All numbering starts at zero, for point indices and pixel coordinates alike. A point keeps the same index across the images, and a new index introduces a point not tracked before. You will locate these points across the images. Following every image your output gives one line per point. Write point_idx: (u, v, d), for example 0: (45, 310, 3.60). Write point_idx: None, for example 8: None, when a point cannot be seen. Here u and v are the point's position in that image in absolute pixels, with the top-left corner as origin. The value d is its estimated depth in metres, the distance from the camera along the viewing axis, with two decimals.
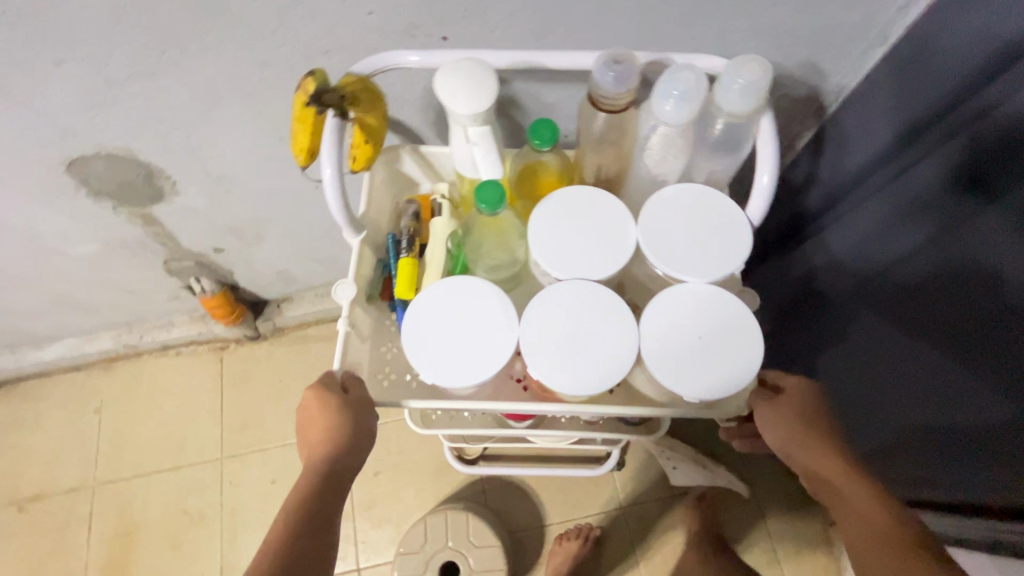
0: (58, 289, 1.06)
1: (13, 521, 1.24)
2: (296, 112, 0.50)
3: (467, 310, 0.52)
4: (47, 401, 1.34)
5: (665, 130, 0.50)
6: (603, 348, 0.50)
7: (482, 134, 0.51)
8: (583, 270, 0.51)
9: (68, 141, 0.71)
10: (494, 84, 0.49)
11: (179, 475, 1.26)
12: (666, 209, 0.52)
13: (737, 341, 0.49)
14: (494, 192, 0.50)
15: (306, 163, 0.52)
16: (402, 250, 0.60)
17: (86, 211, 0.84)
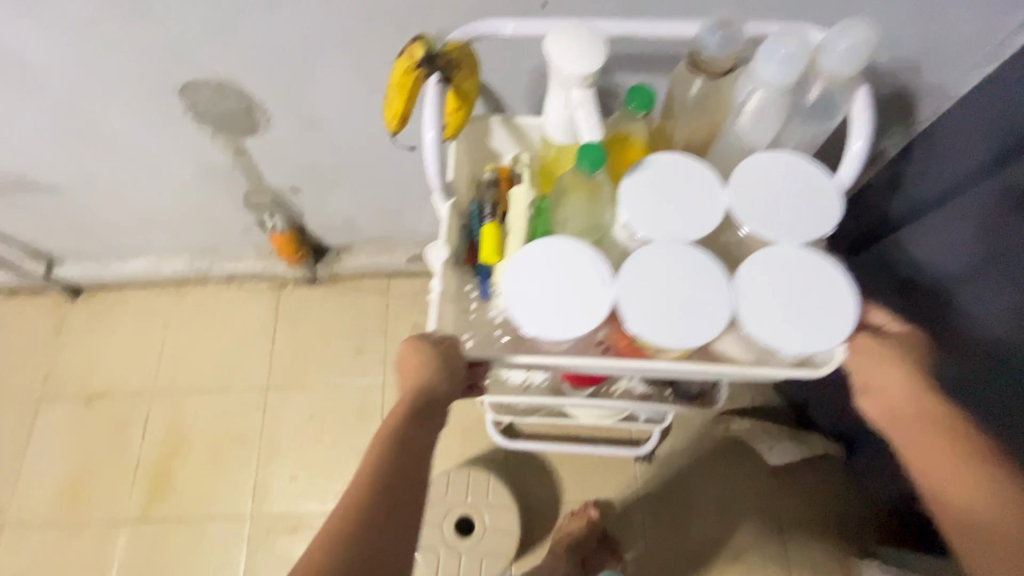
0: (150, 207, 1.15)
1: (80, 412, 1.36)
2: (395, 77, 0.54)
3: (566, 267, 0.53)
4: (121, 311, 1.45)
5: (763, 94, 0.52)
6: (699, 305, 0.51)
7: (585, 96, 0.53)
8: (678, 229, 0.53)
9: (185, 65, 0.77)
10: (604, 51, 0.51)
11: (228, 396, 1.35)
12: (759, 174, 0.53)
13: (824, 307, 0.51)
14: (596, 153, 0.52)
15: (397, 128, 0.56)
16: (487, 217, 0.63)
17: (188, 134, 0.91)
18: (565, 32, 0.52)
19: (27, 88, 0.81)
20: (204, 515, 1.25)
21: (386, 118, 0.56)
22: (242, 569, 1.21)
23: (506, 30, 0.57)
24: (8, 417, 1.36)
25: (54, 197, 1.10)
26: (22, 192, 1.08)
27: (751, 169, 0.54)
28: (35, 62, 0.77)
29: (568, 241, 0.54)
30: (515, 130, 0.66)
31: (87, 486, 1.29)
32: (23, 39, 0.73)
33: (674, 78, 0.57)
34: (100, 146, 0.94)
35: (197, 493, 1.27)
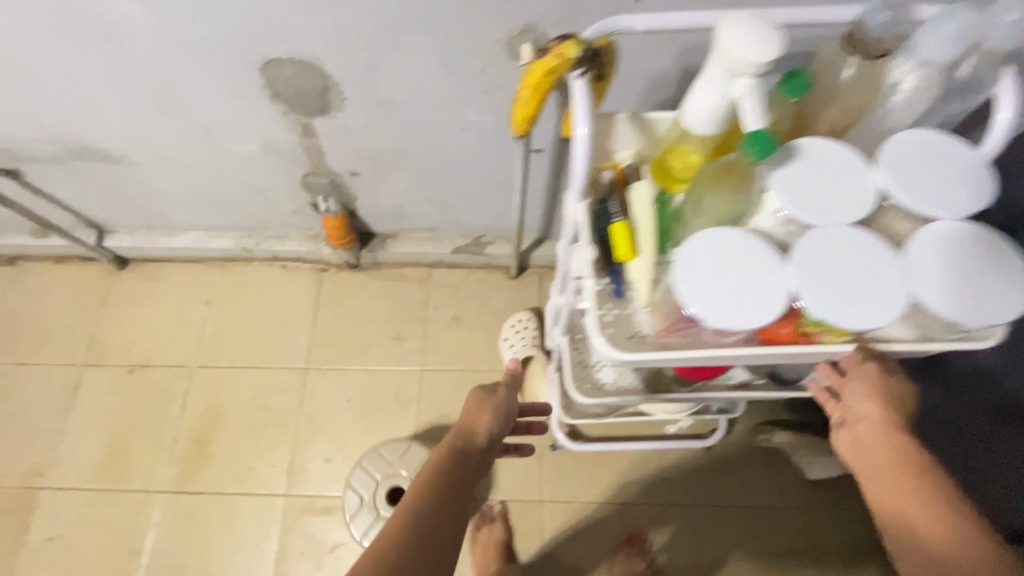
0: (208, 182, 1.16)
1: (121, 380, 1.38)
2: (527, 83, 0.53)
3: (741, 258, 0.49)
4: (165, 284, 1.47)
5: (921, 74, 0.47)
6: (881, 286, 0.49)
7: (754, 86, 0.46)
8: (839, 210, 0.51)
9: (271, 41, 0.78)
10: (783, 44, 0.43)
11: (267, 375, 1.36)
12: (912, 149, 0.51)
13: (1003, 274, 0.50)
14: (764, 142, 0.47)
15: (523, 129, 0.57)
16: (615, 216, 0.60)
17: (261, 111, 0.92)
18: (740, 20, 0.44)
19: (113, 56, 0.82)
20: (238, 490, 1.26)
21: (512, 118, 0.57)
22: (274, 547, 1.22)
23: (637, 28, 0.52)
24: (52, 382, 1.38)
25: (118, 166, 1.11)
26: (88, 159, 1.09)
27: (901, 149, 0.51)
28: (125, 31, 0.78)
29: (743, 237, 0.50)
30: (645, 126, 0.63)
31: (125, 454, 1.31)
32: (119, 8, 0.74)
33: (819, 65, 0.52)
34: (172, 117, 0.95)
35: (233, 469, 1.28)
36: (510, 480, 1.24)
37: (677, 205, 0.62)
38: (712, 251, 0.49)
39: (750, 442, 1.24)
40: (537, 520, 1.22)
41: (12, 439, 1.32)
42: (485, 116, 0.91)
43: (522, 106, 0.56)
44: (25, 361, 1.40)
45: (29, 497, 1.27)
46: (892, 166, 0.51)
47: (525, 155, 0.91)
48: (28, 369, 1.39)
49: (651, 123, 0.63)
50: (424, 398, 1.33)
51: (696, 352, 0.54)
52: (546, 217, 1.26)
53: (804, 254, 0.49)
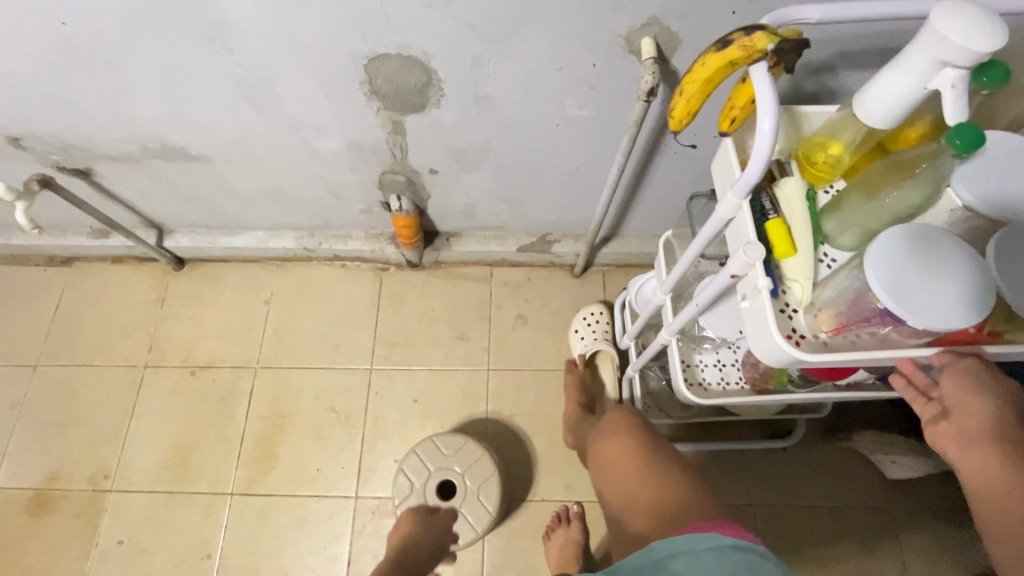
0: (281, 181, 1.15)
1: (184, 381, 1.37)
2: (699, 75, 0.51)
3: (935, 259, 0.48)
4: (224, 284, 1.46)
5: None
6: None
7: (962, 77, 0.44)
8: None
9: (382, 37, 0.77)
10: (1008, 33, 0.42)
11: (331, 375, 1.35)
12: None
13: None
14: (968, 135, 0.45)
15: (684, 125, 0.55)
16: (770, 212, 0.58)
17: (354, 108, 0.91)
18: (953, 8, 0.43)
19: (215, 53, 0.81)
20: (308, 491, 1.25)
21: (671, 113, 0.56)
22: (346, 549, 1.21)
23: (811, 18, 0.52)
24: (114, 383, 1.37)
25: (194, 165, 1.10)
26: (165, 158, 1.08)
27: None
28: (233, 26, 0.76)
29: (930, 238, 0.49)
30: (796, 121, 0.62)
31: (192, 454, 1.30)
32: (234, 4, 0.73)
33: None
34: (261, 115, 0.94)
35: (301, 471, 1.27)
36: (582, 482, 1.23)
37: (825, 200, 0.60)
38: (905, 252, 0.49)
39: (827, 442, 1.22)
40: None
41: (77, 440, 1.32)
42: (583, 112, 0.89)
43: (687, 99, 0.54)
44: (87, 363, 1.39)
45: (96, 499, 1.27)
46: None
47: (623, 151, 0.90)
48: (90, 370, 1.38)
49: (798, 120, 0.62)
50: (491, 399, 1.31)
51: (880, 355, 0.53)
52: (618, 215, 1.24)
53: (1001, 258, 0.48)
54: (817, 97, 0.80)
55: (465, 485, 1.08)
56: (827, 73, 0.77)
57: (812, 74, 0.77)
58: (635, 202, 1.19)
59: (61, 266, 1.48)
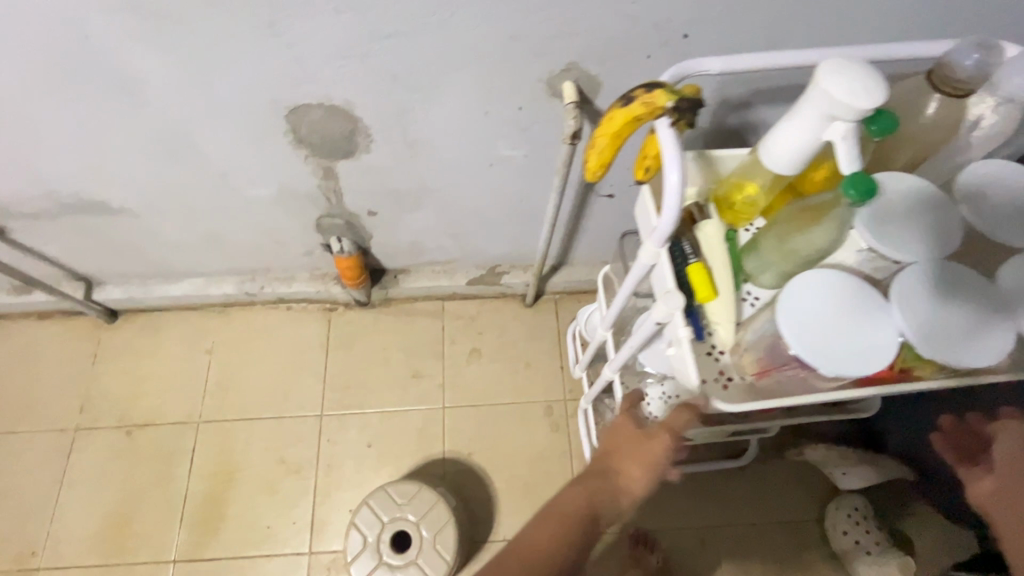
0: (214, 229, 1.11)
1: (121, 442, 1.28)
2: (606, 130, 0.52)
3: (835, 303, 0.49)
4: (162, 335, 1.38)
5: (1010, 111, 0.48)
6: (980, 322, 0.48)
7: (852, 128, 0.46)
8: (934, 246, 0.50)
9: (301, 89, 0.75)
10: (886, 88, 0.44)
11: (280, 425, 1.30)
12: (987, 179, 0.52)
13: None
14: (860, 184, 0.47)
15: (599, 176, 0.55)
16: (690, 255, 0.58)
17: (282, 157, 0.88)
18: (836, 65, 0.44)
19: (127, 107, 0.77)
20: (258, 552, 1.19)
21: (585, 166, 0.56)
22: None
23: (712, 70, 0.53)
24: (43, 450, 1.28)
25: (118, 218, 1.05)
26: (86, 213, 1.03)
27: (980, 180, 0.52)
28: (143, 81, 0.73)
29: (830, 278, 0.50)
30: (711, 165, 0.63)
31: (131, 522, 1.21)
32: (141, 61, 0.70)
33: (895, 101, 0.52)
34: (185, 166, 0.90)
35: (251, 529, 1.20)
36: None
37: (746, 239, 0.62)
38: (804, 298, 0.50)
39: (782, 457, 1.25)
40: None
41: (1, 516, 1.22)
42: (517, 151, 0.89)
43: (599, 152, 0.54)
44: (10, 430, 1.29)
45: None
46: (980, 200, 0.51)
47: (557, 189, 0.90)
48: (15, 438, 1.28)
49: (716, 162, 0.63)
50: (449, 437, 1.28)
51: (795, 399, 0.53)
52: (565, 244, 1.25)
53: (909, 301, 0.48)
54: (740, 131, 0.82)
55: (421, 535, 1.04)
56: (746, 109, 0.79)
57: (732, 110, 0.79)
58: (581, 232, 1.19)
59: None
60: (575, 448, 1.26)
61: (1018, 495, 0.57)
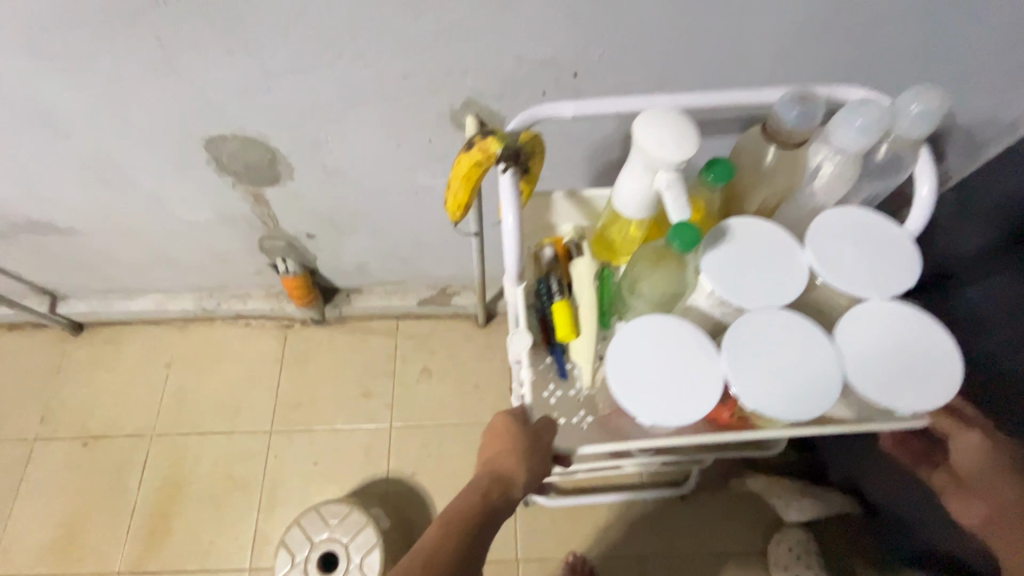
0: (162, 249, 1.14)
1: (77, 453, 1.32)
2: (457, 172, 0.52)
3: (666, 353, 0.50)
4: (124, 349, 1.43)
5: (841, 161, 0.52)
6: (811, 378, 0.49)
7: (675, 179, 0.47)
8: (775, 297, 0.51)
9: (212, 121, 0.77)
10: (696, 138, 0.46)
11: (230, 440, 1.32)
12: (834, 230, 0.53)
13: (933, 357, 0.50)
14: (689, 233, 0.46)
15: (459, 218, 0.54)
16: (555, 294, 0.59)
17: (210, 183, 0.91)
18: (652, 116, 0.47)
19: (52, 138, 0.81)
20: (199, 567, 1.20)
21: (447, 207, 0.55)
22: None
23: (564, 114, 0.54)
24: (3, 458, 1.32)
25: (67, 238, 1.09)
26: (36, 233, 1.07)
27: (826, 229, 0.53)
28: (62, 114, 0.77)
29: (666, 326, 0.51)
30: (587, 203, 0.63)
31: (80, 532, 1.24)
32: (55, 96, 0.74)
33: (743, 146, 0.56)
34: (119, 191, 0.94)
35: (194, 544, 1.22)
36: None
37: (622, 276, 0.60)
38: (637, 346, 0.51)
39: (729, 486, 1.23)
40: None
41: None
42: (438, 180, 0.91)
43: (454, 193, 0.53)
44: None
45: None
46: (821, 249, 0.52)
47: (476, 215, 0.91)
48: None
49: (591, 202, 0.63)
50: (394, 457, 1.29)
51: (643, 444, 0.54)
52: None
53: (732, 350, 0.49)
54: None
55: (349, 557, 1.05)
56: None
57: None
58: None
59: None
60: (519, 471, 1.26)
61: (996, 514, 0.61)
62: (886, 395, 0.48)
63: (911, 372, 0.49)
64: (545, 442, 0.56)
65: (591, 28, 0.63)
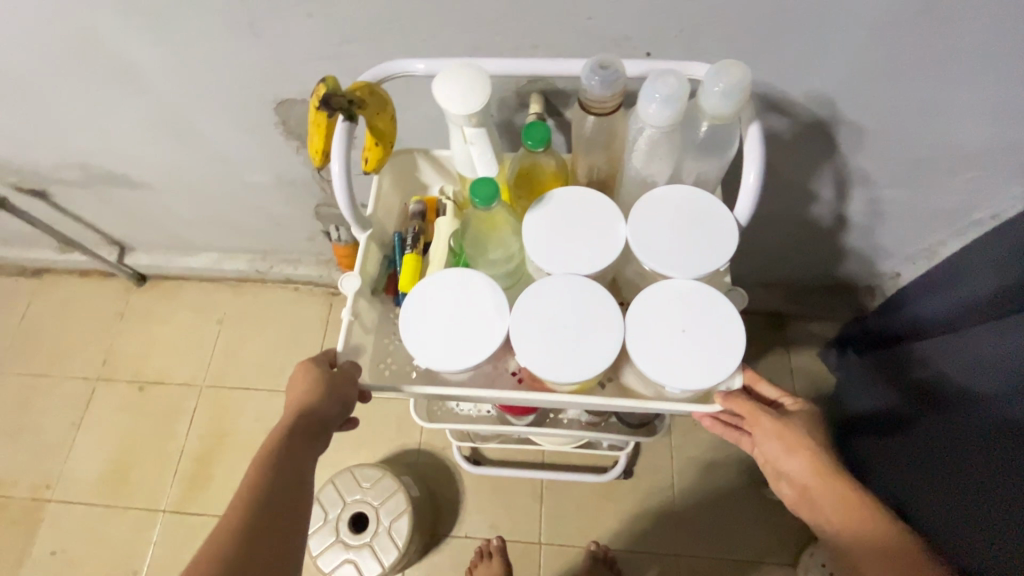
0: (223, 209, 1.18)
1: (133, 396, 1.40)
2: (310, 117, 0.56)
3: (464, 306, 0.60)
4: (181, 302, 1.50)
5: (650, 134, 0.58)
6: (591, 343, 0.58)
7: (477, 134, 0.58)
8: (575, 267, 0.60)
9: (284, 84, 0.79)
10: (486, 89, 0.56)
11: (274, 398, 1.38)
12: (648, 216, 0.61)
13: (709, 336, 0.57)
14: (489, 190, 0.57)
15: (320, 164, 0.59)
16: (408, 247, 0.68)
17: (275, 145, 0.94)
18: (448, 75, 0.57)
19: (133, 92, 0.85)
20: None
21: (309, 155, 0.59)
22: None
23: (416, 68, 0.62)
24: (68, 393, 1.42)
25: (138, 192, 1.15)
26: (110, 185, 1.13)
27: (641, 211, 0.61)
28: (145, 70, 0.80)
29: (465, 283, 0.61)
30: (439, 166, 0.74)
31: (131, 469, 1.33)
32: (140, 51, 0.77)
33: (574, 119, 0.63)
34: (189, 148, 0.97)
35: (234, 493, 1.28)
36: (507, 519, 1.22)
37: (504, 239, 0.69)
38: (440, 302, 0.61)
39: (762, 492, 1.20)
40: (535, 564, 1.18)
41: (25, 450, 1.36)
42: None
43: (313, 141, 0.58)
44: (43, 373, 1.44)
45: (37, 509, 1.30)
46: (634, 226, 0.60)
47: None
48: (46, 381, 1.43)
49: (442, 162, 0.73)
50: (426, 429, 1.31)
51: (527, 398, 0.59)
52: None
53: (523, 308, 0.59)
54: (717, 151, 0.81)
55: (379, 520, 1.07)
56: None
57: None
58: None
59: (32, 277, 1.55)
60: (547, 456, 1.27)
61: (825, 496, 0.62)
62: (667, 370, 0.56)
63: (694, 348, 0.57)
64: (344, 375, 0.61)
65: (670, 5, 0.62)
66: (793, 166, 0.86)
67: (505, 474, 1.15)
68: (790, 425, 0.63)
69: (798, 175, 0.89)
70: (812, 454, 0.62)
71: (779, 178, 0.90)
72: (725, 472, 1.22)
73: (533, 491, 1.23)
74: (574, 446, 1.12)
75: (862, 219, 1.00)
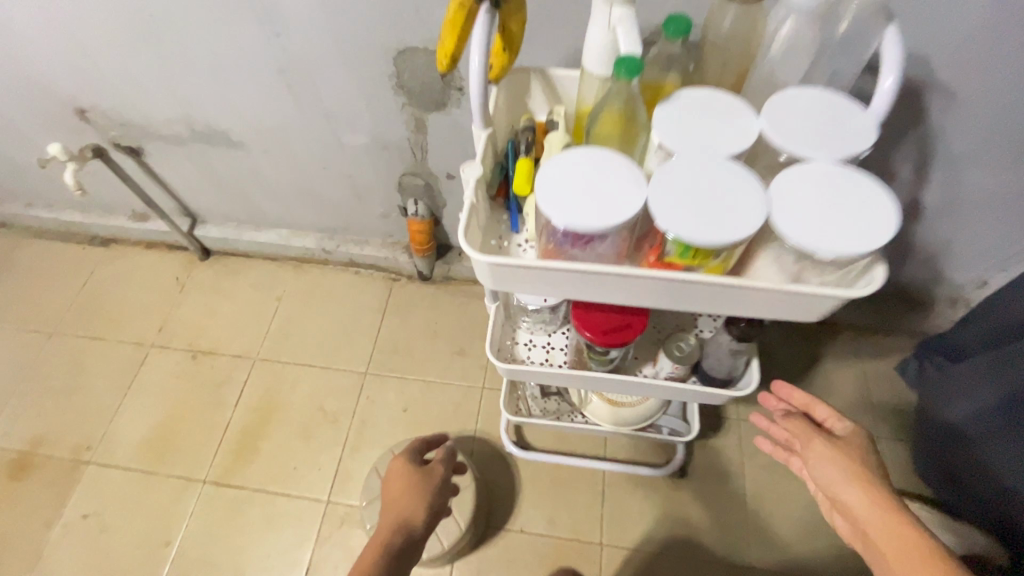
0: (308, 176, 1.22)
1: (185, 364, 1.39)
2: (449, 14, 0.54)
3: (595, 174, 0.50)
4: (243, 278, 1.51)
5: (794, 23, 0.51)
6: (742, 213, 0.47)
7: (625, 15, 0.51)
8: (709, 150, 0.51)
9: (411, 30, 0.84)
10: None
11: (327, 375, 1.35)
12: (787, 105, 0.52)
13: (874, 210, 0.47)
14: (634, 67, 0.49)
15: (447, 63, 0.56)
16: (523, 154, 0.63)
17: (382, 100, 0.98)
18: None
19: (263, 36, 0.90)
20: (281, 489, 1.21)
21: (436, 57, 0.57)
22: (309, 556, 1.14)
23: None
24: (121, 357, 1.41)
25: (233, 152, 1.18)
26: (209, 143, 1.18)
27: (780, 101, 0.52)
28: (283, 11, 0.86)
29: (598, 155, 0.51)
30: (552, 85, 0.67)
31: (175, 436, 1.29)
32: None
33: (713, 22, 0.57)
34: (298, 102, 1.02)
35: (278, 466, 1.23)
36: (566, 516, 1.14)
37: None
38: (568, 170, 0.50)
39: None
40: (595, 567, 1.09)
41: (70, 411, 1.33)
42: None
43: (444, 40, 0.57)
44: (99, 336, 1.44)
45: (75, 470, 1.26)
46: (773, 115, 0.52)
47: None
48: (100, 344, 1.43)
49: (559, 82, 0.67)
50: (482, 417, 1.26)
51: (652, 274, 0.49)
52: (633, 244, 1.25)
53: (662, 178, 0.49)
54: None
55: None
56: None
57: None
58: None
59: (100, 246, 1.58)
60: (609, 448, 1.20)
61: (872, 531, 0.57)
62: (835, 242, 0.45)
63: (855, 220, 0.46)
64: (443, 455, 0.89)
65: None
66: (897, 143, 0.87)
67: (551, 458, 1.15)
68: (844, 449, 0.64)
69: (898, 157, 0.90)
70: (866, 482, 0.60)
71: (878, 156, 0.90)
72: (799, 483, 1.15)
73: (594, 488, 1.16)
74: (636, 431, 1.06)
75: (955, 215, 0.99)
